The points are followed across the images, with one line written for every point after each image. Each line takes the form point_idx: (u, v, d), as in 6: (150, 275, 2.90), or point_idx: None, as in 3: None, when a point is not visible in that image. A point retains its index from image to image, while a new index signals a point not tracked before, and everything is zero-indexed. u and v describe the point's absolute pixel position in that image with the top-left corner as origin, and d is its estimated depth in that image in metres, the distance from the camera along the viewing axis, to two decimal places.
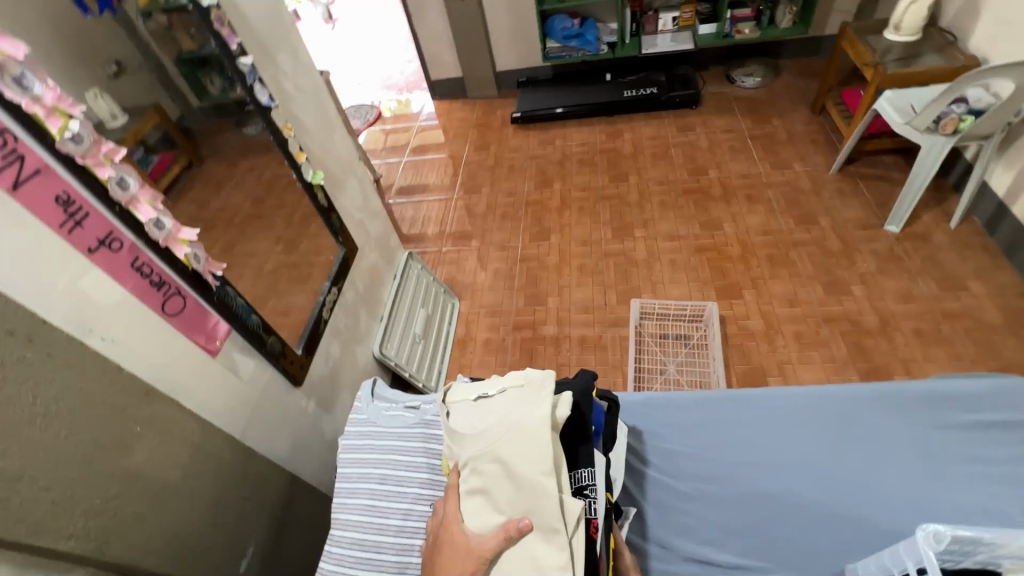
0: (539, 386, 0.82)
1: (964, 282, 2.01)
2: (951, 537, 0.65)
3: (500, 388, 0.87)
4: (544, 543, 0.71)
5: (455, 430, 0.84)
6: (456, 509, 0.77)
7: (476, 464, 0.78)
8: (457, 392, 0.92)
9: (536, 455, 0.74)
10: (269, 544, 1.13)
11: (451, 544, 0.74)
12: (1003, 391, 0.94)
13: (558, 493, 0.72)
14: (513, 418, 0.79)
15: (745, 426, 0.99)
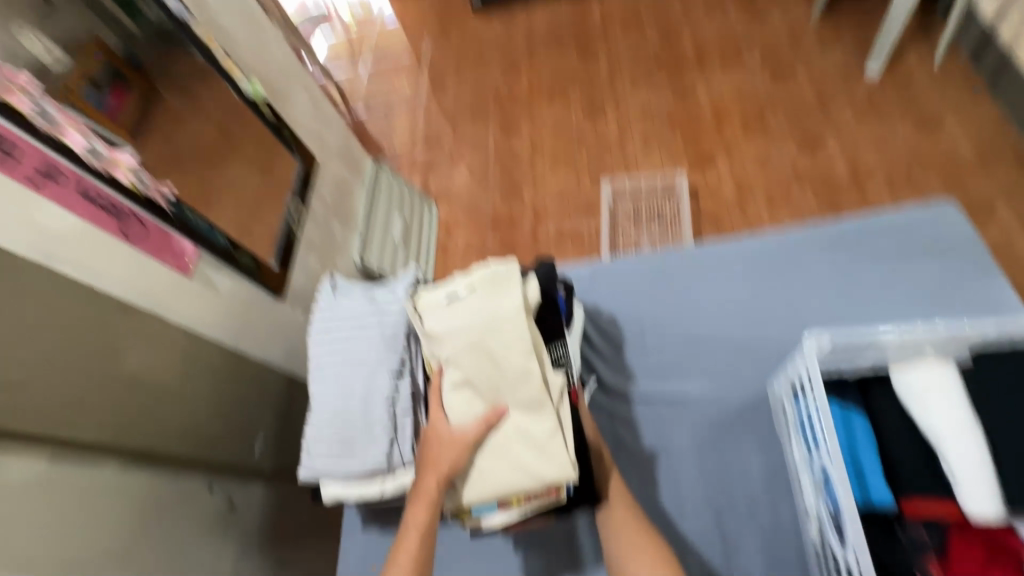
0: (507, 277, 0.84)
1: (941, 121, 1.95)
2: (831, 342, 0.72)
3: (468, 285, 0.85)
4: (528, 417, 0.79)
5: (434, 335, 0.84)
6: (437, 408, 0.83)
7: (462, 362, 0.82)
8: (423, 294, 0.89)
9: (517, 343, 0.80)
10: (279, 433, 1.30)
11: (437, 437, 0.81)
12: (921, 219, 0.99)
13: (541, 372, 0.80)
14: (489, 312, 0.81)
15: (682, 280, 1.06)
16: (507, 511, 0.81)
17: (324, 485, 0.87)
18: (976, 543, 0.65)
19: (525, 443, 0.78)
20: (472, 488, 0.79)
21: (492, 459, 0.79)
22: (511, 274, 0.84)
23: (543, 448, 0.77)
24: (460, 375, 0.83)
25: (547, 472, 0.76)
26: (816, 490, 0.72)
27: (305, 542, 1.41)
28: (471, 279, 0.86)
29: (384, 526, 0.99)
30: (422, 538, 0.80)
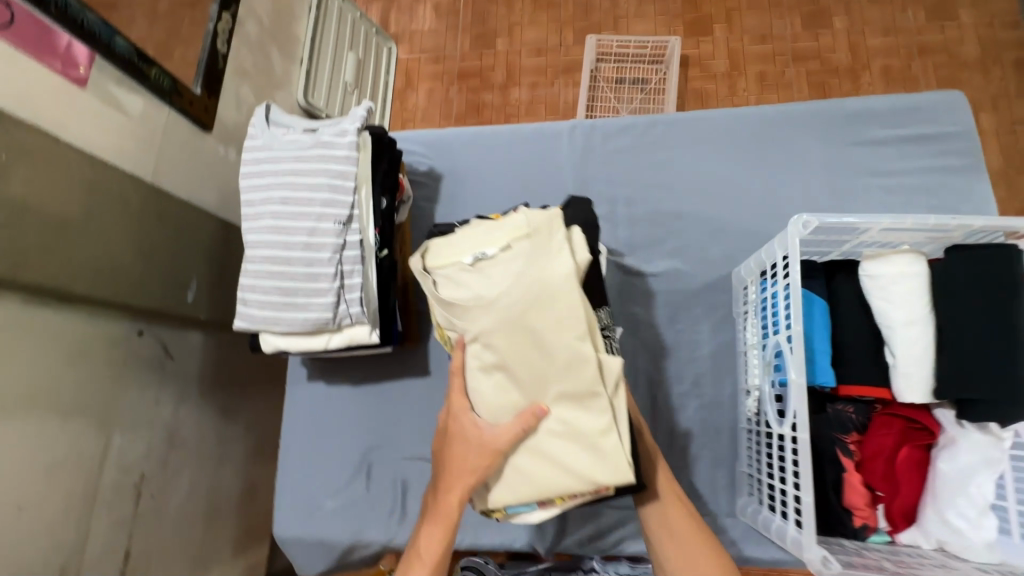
0: (550, 231, 0.66)
1: (954, 11, 1.76)
2: (818, 224, 0.66)
3: (500, 246, 0.69)
4: (578, 414, 0.62)
5: (456, 301, 0.68)
6: (463, 403, 0.68)
7: (492, 339, 0.65)
8: (440, 252, 0.73)
9: (568, 321, 0.62)
10: (215, 281, 1.19)
11: (462, 437, 0.66)
12: (931, 104, 0.90)
13: (595, 355, 0.62)
14: (530, 276, 0.64)
15: (666, 150, 0.96)
16: (547, 508, 0.65)
17: (261, 336, 0.80)
18: (897, 420, 0.69)
19: (574, 445, 0.62)
20: (505, 500, 0.64)
21: (531, 466, 0.63)
22: (555, 227, 0.66)
23: (594, 451, 0.61)
24: (491, 357, 0.66)
25: (601, 477, 0.60)
26: (765, 369, 0.72)
27: (249, 389, 1.41)
28: (506, 237, 0.70)
29: (326, 380, 0.95)
30: (441, 550, 0.68)
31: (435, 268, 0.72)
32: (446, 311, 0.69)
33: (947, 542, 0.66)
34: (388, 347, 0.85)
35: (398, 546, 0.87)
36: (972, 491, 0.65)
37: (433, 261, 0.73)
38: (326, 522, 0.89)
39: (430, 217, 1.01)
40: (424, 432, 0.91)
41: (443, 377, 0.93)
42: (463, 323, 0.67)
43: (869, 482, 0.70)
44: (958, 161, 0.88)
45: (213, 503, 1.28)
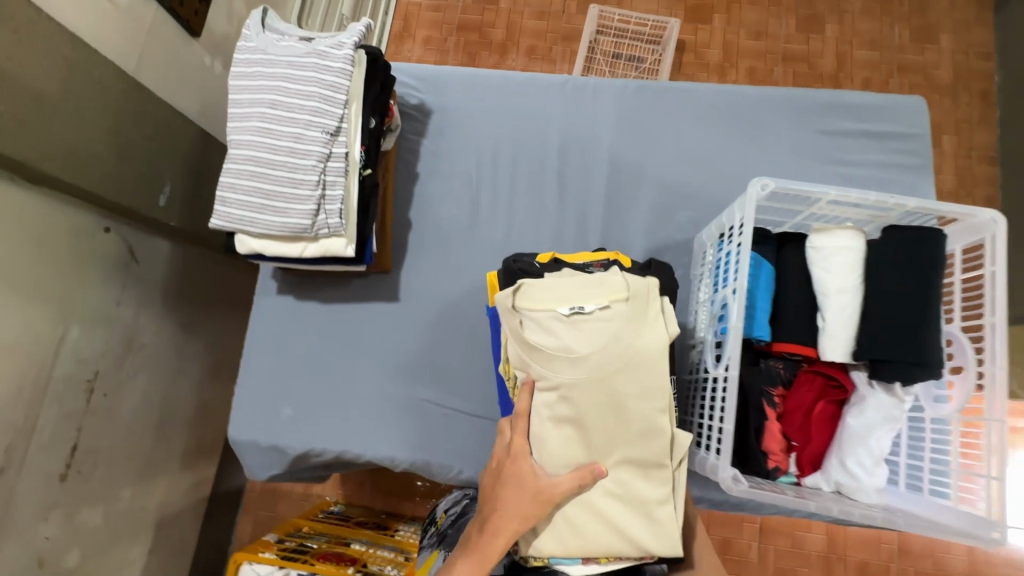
0: (649, 301, 0.68)
1: (936, 35, 1.78)
2: (775, 187, 0.71)
3: (598, 304, 0.68)
4: (638, 481, 0.68)
5: (541, 349, 0.67)
6: (524, 447, 0.70)
7: (573, 395, 0.66)
8: (529, 291, 0.71)
9: (652, 393, 0.66)
10: (189, 190, 1.17)
11: (519, 482, 0.68)
12: (895, 105, 0.97)
13: (671, 430, 0.67)
14: (624, 342, 0.66)
15: (651, 115, 1.00)
16: (589, 564, 0.70)
17: (236, 237, 0.81)
18: (818, 377, 0.78)
19: (628, 510, 0.67)
20: (545, 545, 0.69)
21: (581, 519, 0.68)
22: (652, 296, 0.68)
23: (648, 520, 0.67)
24: (566, 412, 0.67)
25: (652, 545, 0.67)
26: (711, 321, 0.79)
27: (212, 308, 1.40)
28: (604, 295, 0.69)
29: (296, 295, 0.98)
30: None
31: (522, 309, 0.70)
32: (525, 354, 0.69)
33: (843, 483, 0.74)
34: (360, 267, 0.87)
35: (350, 457, 0.91)
36: (872, 442, 0.73)
37: (520, 300, 0.70)
38: (282, 430, 0.92)
39: (416, 150, 1.03)
40: (387, 355, 0.94)
41: (411, 305, 0.96)
42: (543, 371, 0.67)
43: (787, 431, 0.79)
44: (911, 160, 0.95)
45: (166, 413, 1.28)
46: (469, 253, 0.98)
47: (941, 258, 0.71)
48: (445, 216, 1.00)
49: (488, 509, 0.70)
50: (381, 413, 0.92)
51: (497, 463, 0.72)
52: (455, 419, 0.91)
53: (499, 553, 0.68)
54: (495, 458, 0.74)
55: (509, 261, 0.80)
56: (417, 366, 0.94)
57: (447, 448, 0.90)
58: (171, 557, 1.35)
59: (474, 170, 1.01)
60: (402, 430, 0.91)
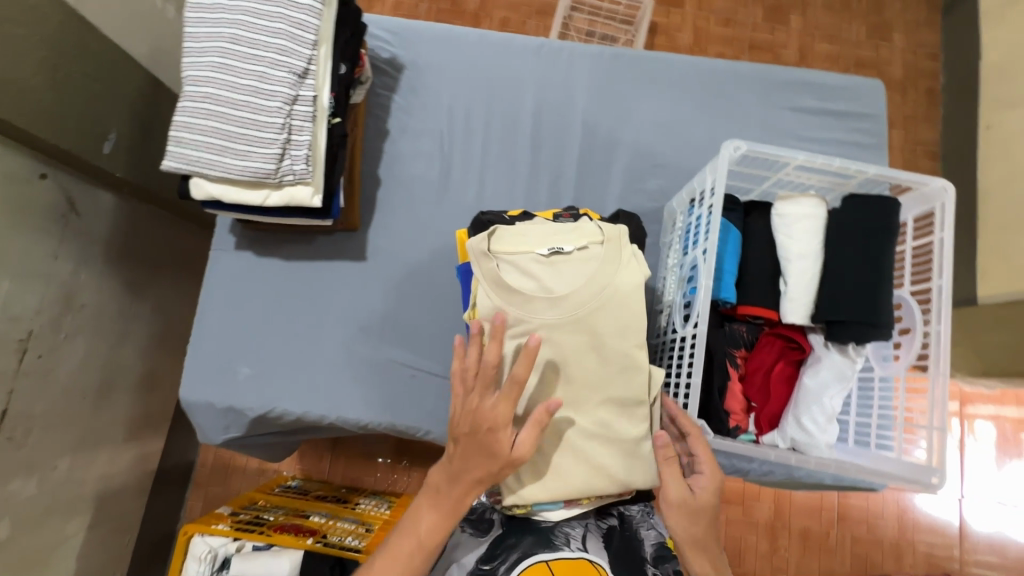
0: (622, 244, 0.72)
1: (889, 32, 1.85)
2: (746, 149, 0.73)
3: (576, 244, 0.71)
4: (613, 419, 0.70)
5: (521, 289, 0.69)
6: (506, 413, 0.62)
7: (554, 332, 0.68)
8: (506, 237, 0.72)
9: (631, 332, 0.69)
10: (136, 138, 1.10)
11: (493, 455, 0.63)
12: (855, 86, 1.01)
13: (645, 367, 0.71)
14: (603, 280, 0.69)
15: (626, 84, 1.00)
16: (570, 507, 0.74)
17: (192, 180, 0.76)
18: (778, 340, 0.81)
19: (603, 447, 0.70)
20: (515, 488, 0.70)
21: (559, 461, 0.70)
22: (624, 242, 0.72)
23: (627, 457, 0.70)
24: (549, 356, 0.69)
25: (631, 479, 0.69)
26: (680, 283, 0.80)
27: (160, 272, 1.32)
28: (580, 237, 0.72)
29: (255, 251, 0.93)
30: (432, 545, 0.68)
31: (501, 253, 0.71)
32: (503, 296, 0.69)
33: (798, 441, 0.77)
34: (326, 221, 0.84)
35: (313, 419, 0.88)
36: (826, 401, 0.76)
37: (498, 244, 0.71)
38: (240, 391, 0.88)
39: (387, 106, 0.99)
40: (352, 315, 0.92)
41: (379, 265, 0.93)
42: (522, 312, 0.68)
43: (747, 392, 0.82)
44: (868, 139, 0.99)
45: (108, 380, 1.20)
46: (440, 215, 0.96)
47: (894, 225, 0.75)
48: (416, 175, 0.97)
49: (457, 471, 0.64)
50: (347, 375, 0.89)
51: (468, 423, 0.63)
52: (423, 381, 0.90)
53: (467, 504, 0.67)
54: (461, 412, 0.64)
55: (480, 215, 0.80)
56: (385, 327, 0.91)
57: (413, 410, 0.89)
58: (114, 533, 1.27)
59: (447, 130, 0.99)
60: (368, 391, 0.89)
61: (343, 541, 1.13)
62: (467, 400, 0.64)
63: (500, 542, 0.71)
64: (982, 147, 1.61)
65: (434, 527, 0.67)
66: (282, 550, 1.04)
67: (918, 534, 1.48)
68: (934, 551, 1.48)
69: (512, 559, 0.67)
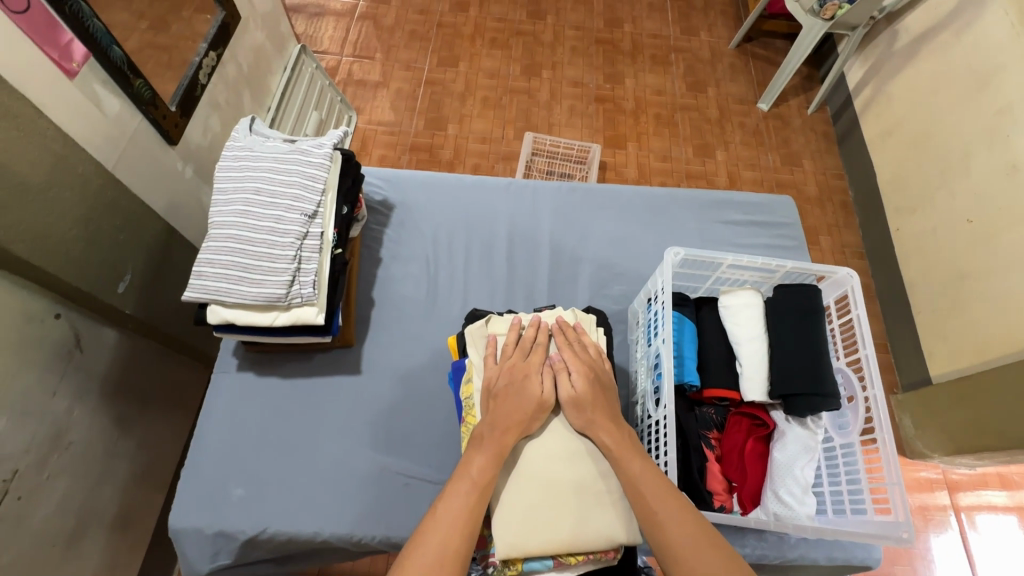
0: (593, 328, 0.88)
1: (799, 159, 2.20)
2: (684, 255, 0.88)
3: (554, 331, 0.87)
4: (597, 472, 0.75)
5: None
6: (536, 364, 0.79)
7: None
8: (502, 322, 0.87)
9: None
10: (148, 280, 1.22)
11: (526, 393, 0.76)
12: (770, 203, 1.22)
13: None
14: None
15: (584, 210, 1.19)
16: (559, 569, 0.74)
17: (209, 308, 0.86)
18: (744, 419, 0.88)
19: (590, 501, 0.74)
20: (506, 538, 0.71)
21: (538, 522, 0.72)
22: (594, 327, 0.88)
23: (616, 510, 0.73)
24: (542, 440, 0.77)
25: (618, 535, 0.72)
26: (648, 371, 0.89)
27: (152, 405, 1.33)
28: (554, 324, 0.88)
29: (257, 370, 1.00)
30: (466, 508, 0.66)
31: (497, 334, 0.85)
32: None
33: (780, 514, 0.81)
34: (326, 338, 0.93)
35: (305, 537, 0.87)
36: (797, 472, 0.82)
37: (496, 327, 0.86)
38: (232, 512, 0.88)
39: (379, 238, 1.14)
40: (347, 426, 0.96)
41: (374, 376, 1.00)
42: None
43: (726, 472, 0.87)
44: (790, 242, 1.18)
45: (83, 523, 1.15)
46: (428, 327, 1.06)
47: (820, 308, 0.88)
48: (406, 293, 1.09)
49: (496, 415, 0.74)
50: (341, 487, 0.91)
51: (506, 375, 0.78)
52: (417, 487, 0.92)
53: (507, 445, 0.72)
54: (499, 370, 0.79)
55: (471, 312, 0.94)
56: (379, 435, 0.95)
57: (408, 519, 0.89)
58: None
59: (432, 256, 1.14)
60: (362, 503, 0.90)
61: None
62: (499, 366, 0.80)
63: None
64: (897, 245, 1.86)
65: (484, 468, 0.70)
66: None
67: None
68: None
69: None
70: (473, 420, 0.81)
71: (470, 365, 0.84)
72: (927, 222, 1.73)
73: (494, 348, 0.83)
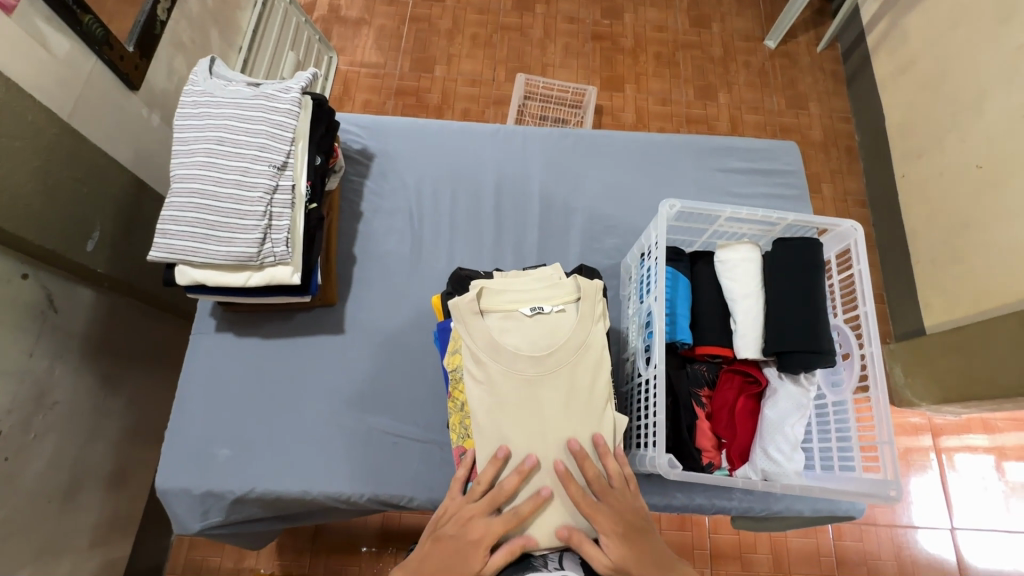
0: (597, 300, 0.80)
1: (806, 102, 2.09)
2: (680, 207, 0.83)
3: (558, 307, 0.79)
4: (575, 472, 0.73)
5: (509, 346, 0.75)
6: (494, 527, 0.70)
7: (535, 388, 0.74)
8: (493, 296, 0.80)
9: (603, 383, 0.76)
10: (120, 235, 1.16)
11: (464, 557, 0.69)
12: (773, 149, 1.15)
13: (604, 412, 0.75)
14: (579, 337, 0.76)
15: (577, 159, 1.13)
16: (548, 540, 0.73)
17: (176, 268, 0.81)
18: (736, 376, 0.87)
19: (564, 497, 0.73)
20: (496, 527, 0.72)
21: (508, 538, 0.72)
22: (600, 296, 0.80)
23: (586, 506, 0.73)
24: (529, 423, 0.73)
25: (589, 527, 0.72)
26: (640, 329, 0.86)
27: (138, 363, 1.31)
28: (559, 298, 0.80)
29: (236, 331, 0.97)
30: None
31: (489, 311, 0.79)
32: (490, 353, 0.75)
33: (768, 471, 0.81)
34: (305, 298, 0.90)
35: (294, 496, 0.87)
36: (787, 429, 0.81)
37: (487, 303, 0.79)
38: (219, 473, 0.87)
39: (360, 191, 1.08)
40: (332, 386, 0.94)
41: (358, 336, 0.98)
42: (501, 363, 0.75)
43: (715, 429, 0.86)
44: (791, 191, 1.12)
45: (78, 479, 1.16)
46: (413, 284, 1.02)
47: (820, 263, 0.84)
48: (390, 249, 1.04)
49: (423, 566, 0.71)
50: (328, 447, 0.90)
51: (456, 524, 0.72)
52: (406, 446, 0.91)
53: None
54: (455, 513, 0.73)
55: (457, 272, 0.89)
56: (365, 394, 0.94)
57: (397, 477, 0.89)
58: None
59: (416, 209, 1.08)
60: (350, 461, 0.89)
61: None
62: (460, 504, 0.74)
63: None
64: (902, 193, 1.79)
65: None
66: None
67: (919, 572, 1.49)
68: None
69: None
70: (461, 393, 0.79)
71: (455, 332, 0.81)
72: (935, 168, 1.66)
73: (468, 471, 0.76)
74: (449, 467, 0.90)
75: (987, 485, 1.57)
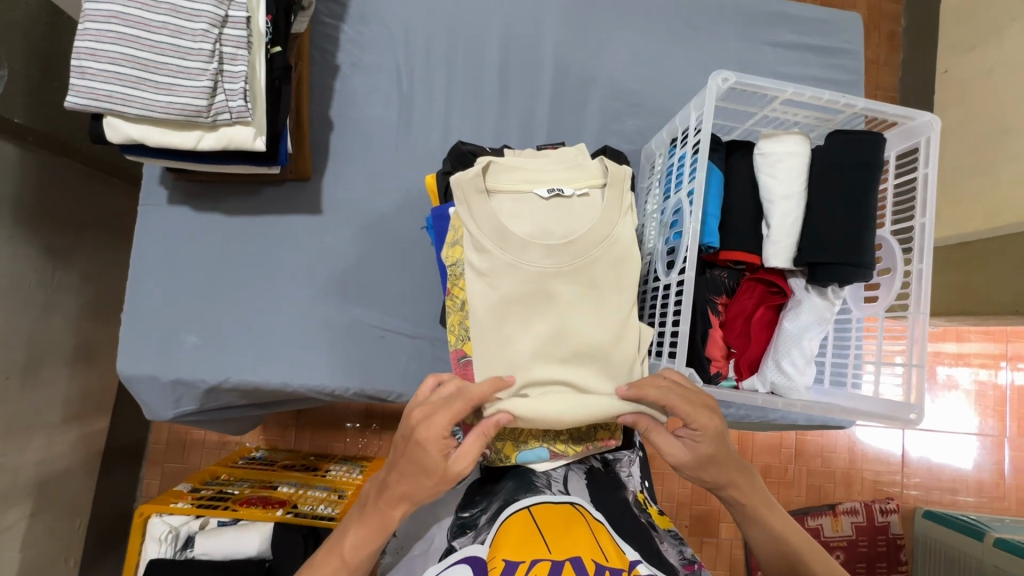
0: (626, 188, 0.69)
1: None
2: (735, 82, 0.67)
3: (580, 190, 0.69)
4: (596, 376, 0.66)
5: (518, 233, 0.65)
6: (450, 426, 0.57)
7: (547, 282, 0.65)
8: (502, 173, 0.68)
9: (626, 281, 0.68)
10: (34, 76, 0.94)
11: (420, 448, 0.57)
12: (833, 21, 0.97)
13: (626, 312, 0.68)
14: (605, 227, 0.67)
15: (602, 17, 0.92)
16: (555, 458, 0.68)
17: (104, 120, 0.65)
18: (758, 286, 0.79)
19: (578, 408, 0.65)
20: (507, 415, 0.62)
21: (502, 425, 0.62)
22: (629, 185, 0.69)
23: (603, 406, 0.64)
24: (542, 322, 0.65)
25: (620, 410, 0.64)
26: (662, 229, 0.76)
27: (85, 234, 1.16)
28: (581, 182, 0.69)
29: (193, 205, 0.83)
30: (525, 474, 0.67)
31: (498, 192, 0.68)
32: (497, 241, 0.65)
33: (777, 385, 0.77)
34: (273, 169, 0.76)
35: (274, 387, 0.81)
36: (805, 343, 0.76)
37: (495, 181, 0.68)
38: (189, 361, 0.80)
39: (335, 38, 0.88)
40: (310, 273, 0.84)
41: (338, 217, 0.85)
42: (509, 253, 0.65)
43: (727, 337, 0.82)
44: (845, 76, 0.96)
45: (37, 354, 1.06)
46: (402, 160, 0.87)
47: (880, 163, 0.72)
48: (374, 115, 0.88)
49: (387, 476, 0.60)
50: (309, 338, 0.82)
51: (408, 422, 0.59)
52: (393, 340, 0.84)
53: (424, 487, 0.58)
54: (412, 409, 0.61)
55: (456, 146, 0.75)
56: (349, 284, 0.84)
57: (384, 372, 0.83)
58: (62, 518, 1.15)
59: (405, 67, 0.89)
60: (334, 354, 0.82)
61: (315, 510, 1.02)
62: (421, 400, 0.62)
63: (482, 490, 0.65)
64: (939, 92, 1.55)
65: (358, 546, 0.60)
66: (250, 525, 0.95)
67: (865, 464, 1.54)
68: (880, 478, 1.54)
69: (495, 507, 0.60)
70: (461, 291, 0.69)
71: (454, 219, 0.69)
72: (984, 62, 1.41)
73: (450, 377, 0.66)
74: (442, 365, 0.84)
75: (935, 395, 1.57)
